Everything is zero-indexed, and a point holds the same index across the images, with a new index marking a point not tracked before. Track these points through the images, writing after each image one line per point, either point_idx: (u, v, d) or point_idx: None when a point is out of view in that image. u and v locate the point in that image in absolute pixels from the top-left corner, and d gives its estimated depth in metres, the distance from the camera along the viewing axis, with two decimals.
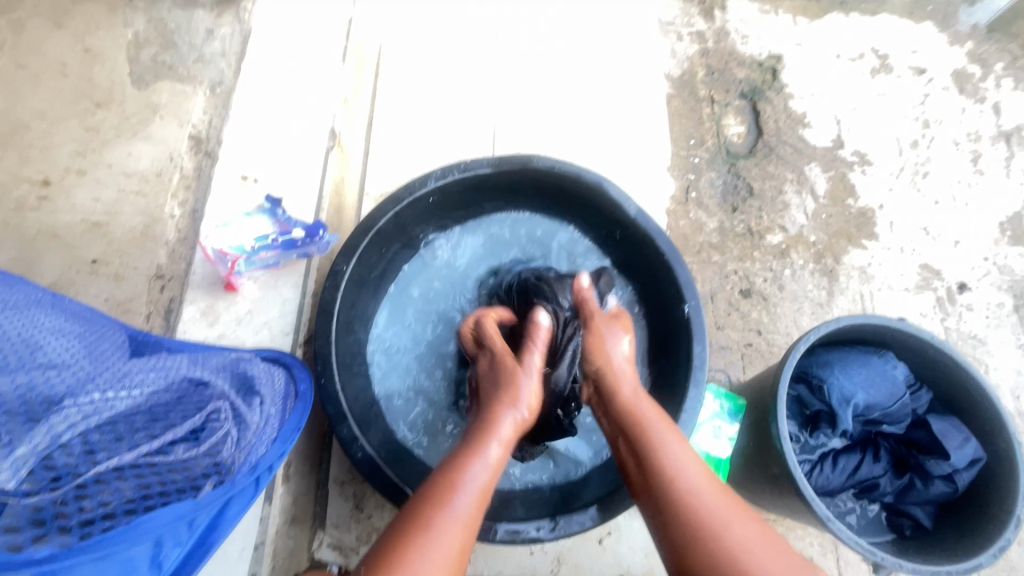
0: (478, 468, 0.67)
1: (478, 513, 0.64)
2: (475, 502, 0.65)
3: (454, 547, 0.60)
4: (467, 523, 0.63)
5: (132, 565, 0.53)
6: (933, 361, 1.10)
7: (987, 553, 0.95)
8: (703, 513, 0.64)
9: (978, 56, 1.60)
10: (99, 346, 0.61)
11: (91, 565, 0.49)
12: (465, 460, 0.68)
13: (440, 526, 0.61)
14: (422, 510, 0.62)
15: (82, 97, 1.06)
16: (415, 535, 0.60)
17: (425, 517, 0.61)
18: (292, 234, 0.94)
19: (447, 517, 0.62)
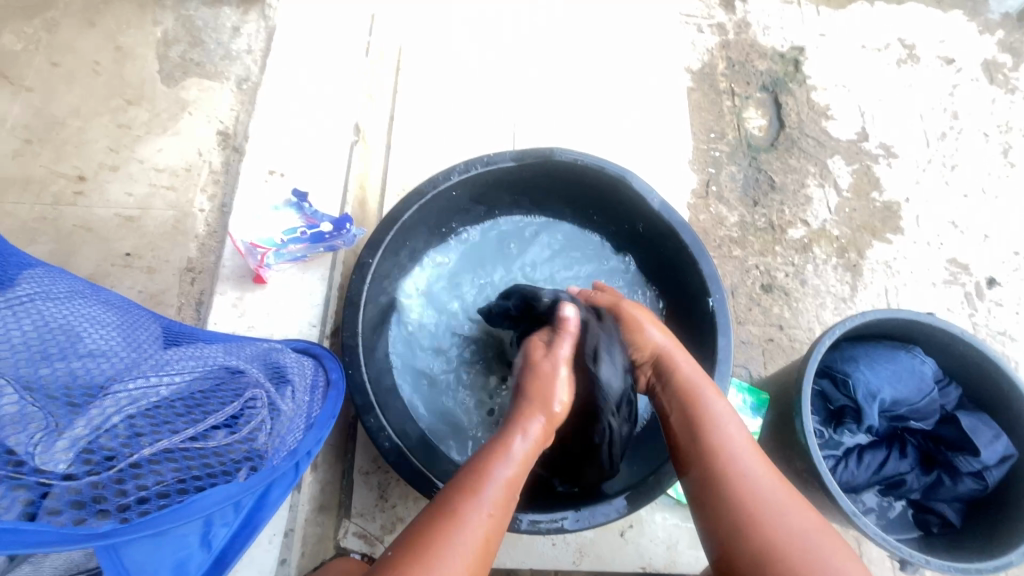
0: (503, 470, 0.67)
1: (506, 514, 0.65)
2: (501, 507, 0.64)
3: (478, 543, 0.61)
4: (492, 522, 0.63)
5: (185, 543, 0.55)
6: (963, 357, 1.08)
7: (1019, 551, 0.93)
8: (753, 496, 0.65)
9: (1009, 46, 1.56)
10: (137, 339, 0.63)
11: (143, 541, 0.51)
12: (491, 462, 0.67)
13: (466, 522, 0.61)
14: (453, 500, 0.63)
15: (114, 94, 1.09)
16: (446, 527, 0.60)
17: (453, 512, 0.62)
18: (321, 227, 0.96)
19: (473, 515, 0.62)
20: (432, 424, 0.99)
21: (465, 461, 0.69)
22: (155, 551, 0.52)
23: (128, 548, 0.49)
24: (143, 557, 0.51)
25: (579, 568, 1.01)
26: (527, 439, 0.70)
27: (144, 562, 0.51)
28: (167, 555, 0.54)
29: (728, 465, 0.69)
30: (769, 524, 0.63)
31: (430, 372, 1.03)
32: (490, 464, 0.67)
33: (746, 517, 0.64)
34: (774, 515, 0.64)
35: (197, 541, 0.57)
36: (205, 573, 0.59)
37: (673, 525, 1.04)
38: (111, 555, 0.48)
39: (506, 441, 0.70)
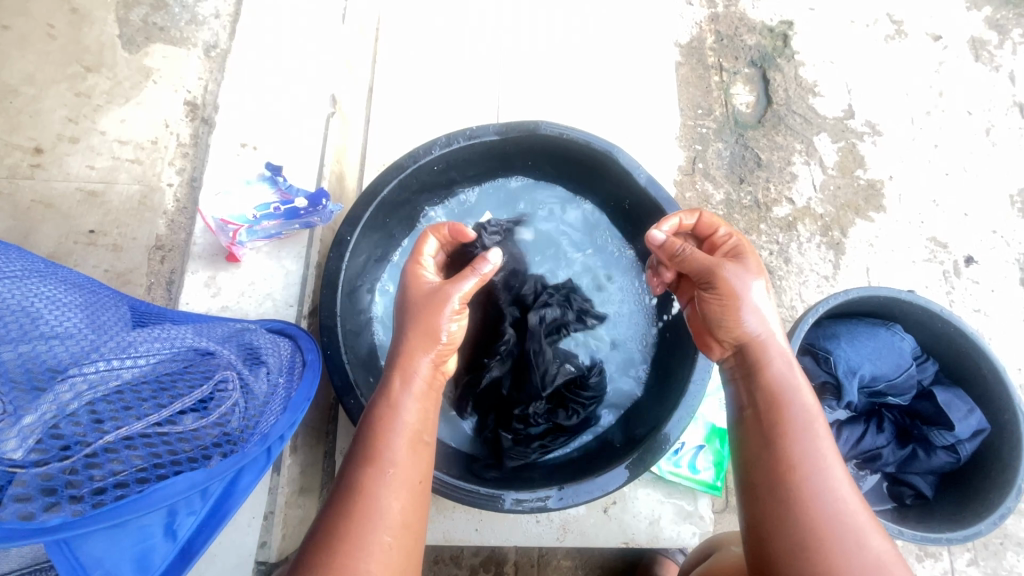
0: (393, 432, 0.63)
1: (416, 468, 0.63)
2: (405, 462, 0.62)
3: (393, 513, 0.59)
4: (402, 481, 0.61)
5: (147, 534, 0.56)
6: (941, 334, 1.09)
7: (988, 521, 0.96)
8: (827, 504, 0.62)
9: (995, 22, 1.55)
10: (99, 316, 0.59)
11: (99, 535, 0.52)
12: (383, 424, 0.64)
13: (373, 491, 0.60)
14: (354, 477, 0.61)
15: (71, 59, 1.02)
16: (354, 510, 0.58)
17: (359, 488, 0.60)
18: (295, 203, 0.91)
19: (379, 485, 0.60)
20: None
21: (356, 434, 0.65)
22: (114, 543, 0.53)
23: (84, 542, 0.52)
24: (100, 550, 0.53)
25: (563, 544, 1.02)
26: (408, 389, 0.67)
27: (101, 553, 0.53)
28: (126, 545, 0.54)
29: (813, 468, 0.64)
30: (847, 553, 0.59)
31: None
32: (378, 439, 0.63)
33: (813, 544, 0.60)
34: (856, 534, 0.60)
35: (160, 531, 0.57)
36: (172, 563, 0.58)
37: (656, 501, 1.05)
38: (66, 551, 0.51)
39: (390, 399, 0.66)
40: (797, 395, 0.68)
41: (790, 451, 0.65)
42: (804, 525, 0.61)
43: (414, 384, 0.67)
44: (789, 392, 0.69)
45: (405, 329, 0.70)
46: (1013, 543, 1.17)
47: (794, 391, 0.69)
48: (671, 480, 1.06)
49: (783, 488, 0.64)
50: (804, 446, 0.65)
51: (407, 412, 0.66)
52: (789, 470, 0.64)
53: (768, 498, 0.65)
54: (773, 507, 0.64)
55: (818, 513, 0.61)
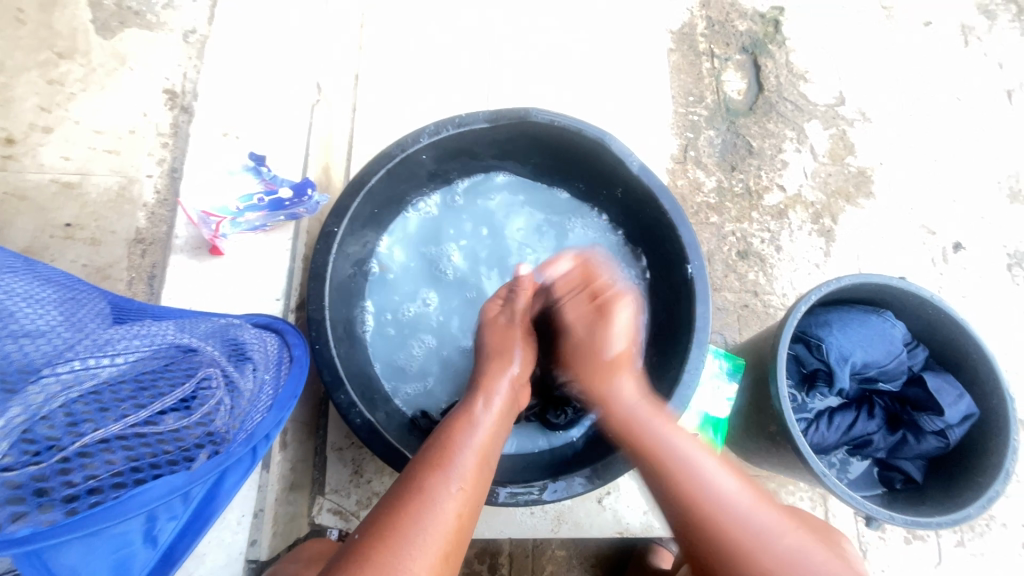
0: (465, 446, 0.68)
1: (476, 485, 0.65)
2: (471, 478, 0.65)
3: (450, 521, 0.60)
4: (465, 494, 0.63)
5: (125, 541, 0.53)
6: (932, 320, 1.10)
7: (977, 504, 0.97)
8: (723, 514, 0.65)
9: (984, 7, 1.54)
10: (75, 311, 0.57)
11: (75, 544, 0.48)
12: (457, 440, 0.68)
13: (433, 496, 0.61)
14: (417, 478, 0.63)
15: (42, 45, 0.98)
16: (412, 508, 0.60)
17: (423, 491, 0.62)
18: (279, 193, 0.89)
19: (442, 491, 0.62)
20: (394, 382, 0.97)
21: (424, 447, 0.69)
22: (91, 553, 0.49)
23: (56, 553, 0.47)
24: (74, 559, 0.49)
25: (557, 536, 1.02)
26: (489, 412, 0.74)
27: (75, 563, 0.49)
28: (104, 554, 0.51)
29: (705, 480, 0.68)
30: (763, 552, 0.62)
31: (401, 336, 1.00)
32: (448, 450, 0.67)
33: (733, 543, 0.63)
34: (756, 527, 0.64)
35: (140, 537, 0.54)
36: (154, 568, 0.56)
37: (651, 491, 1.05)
38: (37, 562, 0.46)
39: (469, 418, 0.72)
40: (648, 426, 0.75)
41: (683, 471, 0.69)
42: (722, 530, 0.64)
43: (492, 411, 0.75)
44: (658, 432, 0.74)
45: (484, 360, 0.85)
46: (997, 524, 1.19)
47: (647, 422, 0.75)
48: None
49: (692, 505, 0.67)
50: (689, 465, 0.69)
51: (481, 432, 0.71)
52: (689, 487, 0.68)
53: (680, 518, 0.67)
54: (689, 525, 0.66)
55: (718, 529, 0.64)
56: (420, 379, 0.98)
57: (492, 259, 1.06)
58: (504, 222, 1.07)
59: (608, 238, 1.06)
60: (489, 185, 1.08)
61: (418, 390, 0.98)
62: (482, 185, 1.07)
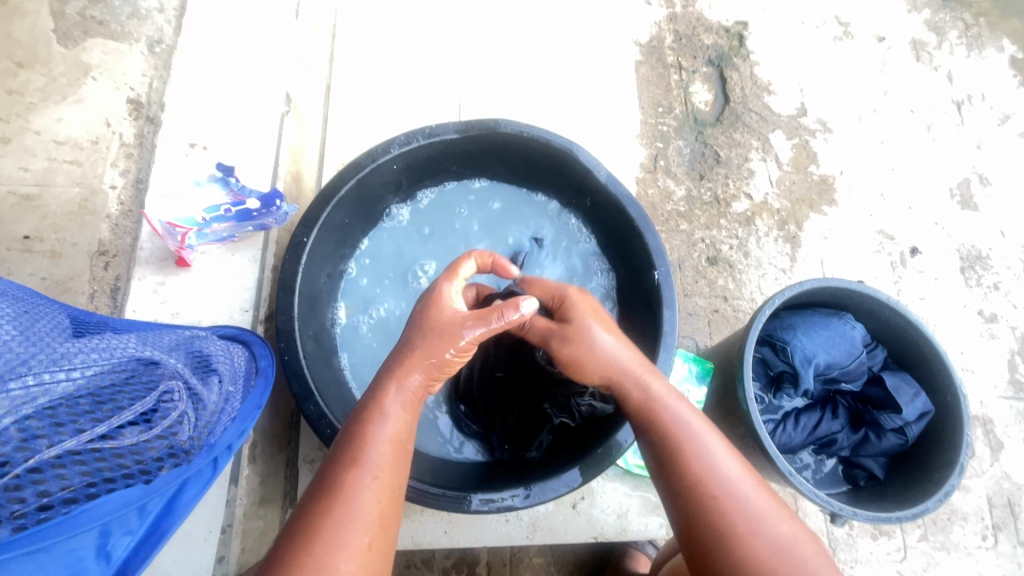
0: (378, 436, 0.62)
1: (396, 474, 0.61)
2: (387, 468, 0.60)
3: (375, 511, 0.57)
4: (382, 482, 0.59)
5: (77, 558, 0.53)
6: (889, 322, 1.14)
7: (933, 499, 1.01)
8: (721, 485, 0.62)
9: (934, 24, 1.63)
10: (32, 323, 0.55)
11: (23, 564, 0.48)
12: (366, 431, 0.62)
13: (351, 490, 0.57)
14: (335, 478, 0.58)
15: (1, 55, 0.96)
16: (330, 505, 0.56)
17: (337, 488, 0.58)
18: (246, 204, 0.88)
19: (358, 484, 0.58)
20: (363, 388, 0.96)
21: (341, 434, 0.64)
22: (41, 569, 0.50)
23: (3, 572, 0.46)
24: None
25: (532, 542, 1.02)
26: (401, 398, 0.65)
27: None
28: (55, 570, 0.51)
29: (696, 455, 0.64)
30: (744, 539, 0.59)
31: (373, 341, 1.00)
32: (362, 443, 0.61)
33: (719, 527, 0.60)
34: (753, 508, 0.61)
35: (93, 553, 0.55)
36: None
37: (623, 495, 1.06)
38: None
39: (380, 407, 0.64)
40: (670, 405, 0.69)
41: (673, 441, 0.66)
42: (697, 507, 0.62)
43: (406, 395, 0.66)
44: (655, 400, 0.70)
45: (416, 332, 0.69)
46: (958, 518, 1.24)
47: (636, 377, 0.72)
48: (638, 473, 1.07)
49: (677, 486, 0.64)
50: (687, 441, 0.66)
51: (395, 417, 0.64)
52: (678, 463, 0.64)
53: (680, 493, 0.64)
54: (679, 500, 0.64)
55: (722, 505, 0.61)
56: None
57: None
58: (475, 231, 1.08)
59: (578, 244, 1.07)
60: (459, 194, 1.08)
61: None
62: (451, 194, 1.08)
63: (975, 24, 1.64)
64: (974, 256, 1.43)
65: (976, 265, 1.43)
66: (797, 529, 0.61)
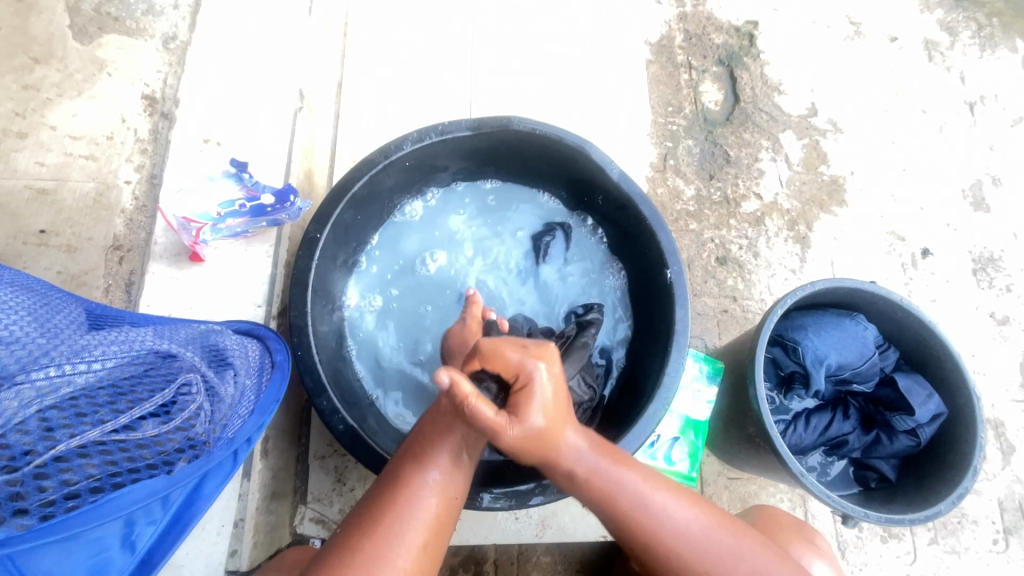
0: (444, 443, 0.67)
1: (455, 482, 0.67)
2: (451, 470, 0.66)
3: (432, 512, 0.63)
4: (444, 487, 0.65)
5: (102, 546, 0.53)
6: (902, 323, 1.13)
7: (946, 501, 1.00)
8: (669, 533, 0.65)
9: (946, 24, 1.61)
10: (48, 319, 0.55)
11: (49, 549, 0.47)
12: (434, 437, 0.68)
13: (416, 489, 0.64)
14: (397, 476, 0.66)
15: (17, 51, 0.97)
16: (397, 501, 0.63)
17: (399, 490, 0.64)
18: (261, 199, 0.90)
19: (422, 484, 0.64)
20: (372, 383, 0.97)
21: (409, 437, 0.71)
22: (66, 556, 0.49)
23: (29, 558, 0.46)
24: (49, 564, 0.48)
25: (543, 541, 1.04)
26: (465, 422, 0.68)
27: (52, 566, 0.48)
28: (79, 558, 0.51)
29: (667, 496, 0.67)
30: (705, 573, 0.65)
31: (384, 337, 1.00)
32: (428, 448, 0.67)
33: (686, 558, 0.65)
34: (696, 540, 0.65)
35: (118, 542, 0.54)
36: (131, 573, 0.57)
37: None
38: (11, 566, 0.45)
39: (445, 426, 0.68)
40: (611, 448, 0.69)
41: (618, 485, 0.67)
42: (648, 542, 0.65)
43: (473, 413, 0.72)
44: (633, 439, 0.69)
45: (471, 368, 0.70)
46: (969, 521, 1.23)
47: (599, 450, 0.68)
48: None
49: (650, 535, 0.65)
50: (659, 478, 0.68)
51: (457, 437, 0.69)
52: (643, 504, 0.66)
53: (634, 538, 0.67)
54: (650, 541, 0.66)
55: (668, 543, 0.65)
56: (400, 381, 0.98)
57: (475, 265, 1.06)
58: (486, 229, 1.08)
59: (589, 242, 1.07)
60: (471, 193, 1.09)
61: (396, 392, 0.97)
62: (463, 193, 1.08)
63: (988, 25, 1.63)
64: (986, 258, 1.42)
65: (988, 267, 1.41)
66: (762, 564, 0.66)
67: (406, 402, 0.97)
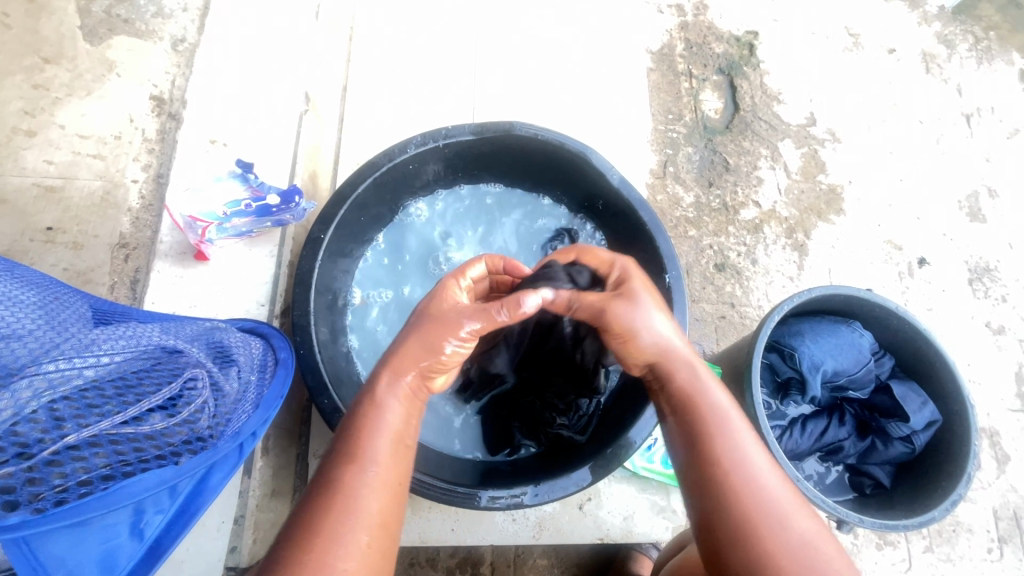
0: (377, 433, 0.61)
1: (398, 471, 0.60)
2: (387, 462, 0.60)
3: (376, 513, 0.56)
4: (382, 483, 0.58)
5: (113, 532, 0.55)
6: (898, 331, 1.14)
7: (940, 507, 1.01)
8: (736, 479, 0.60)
9: (944, 37, 1.63)
10: (56, 313, 0.56)
11: (61, 535, 0.50)
12: (365, 426, 0.61)
13: (352, 489, 0.56)
14: (332, 473, 0.58)
15: (28, 50, 0.98)
16: (325, 511, 0.55)
17: (335, 490, 0.56)
18: (267, 200, 0.91)
19: (357, 485, 0.57)
20: None
21: (339, 433, 0.62)
22: (77, 543, 0.51)
23: (43, 541, 0.49)
24: (60, 550, 0.50)
25: (538, 542, 1.03)
26: (395, 392, 0.64)
27: (62, 554, 0.50)
28: (89, 545, 0.53)
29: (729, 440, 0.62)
30: (775, 535, 0.57)
31: (385, 336, 1.01)
32: (359, 441, 0.60)
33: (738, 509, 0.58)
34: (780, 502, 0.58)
35: (126, 531, 0.56)
36: (138, 563, 0.58)
37: (630, 497, 1.07)
38: (26, 551, 0.48)
39: (376, 402, 0.63)
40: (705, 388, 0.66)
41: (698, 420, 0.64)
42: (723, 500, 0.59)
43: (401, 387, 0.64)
44: (692, 385, 0.66)
45: (418, 326, 0.67)
46: (963, 529, 1.24)
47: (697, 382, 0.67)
48: (645, 476, 1.07)
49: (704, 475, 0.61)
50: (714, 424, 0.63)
51: (393, 411, 0.63)
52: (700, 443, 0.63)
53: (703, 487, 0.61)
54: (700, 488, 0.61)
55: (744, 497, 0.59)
56: None
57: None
58: (486, 231, 1.09)
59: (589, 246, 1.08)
60: (472, 195, 1.10)
61: None
62: (464, 195, 1.09)
63: (984, 38, 1.65)
64: (982, 268, 1.44)
65: (984, 277, 1.43)
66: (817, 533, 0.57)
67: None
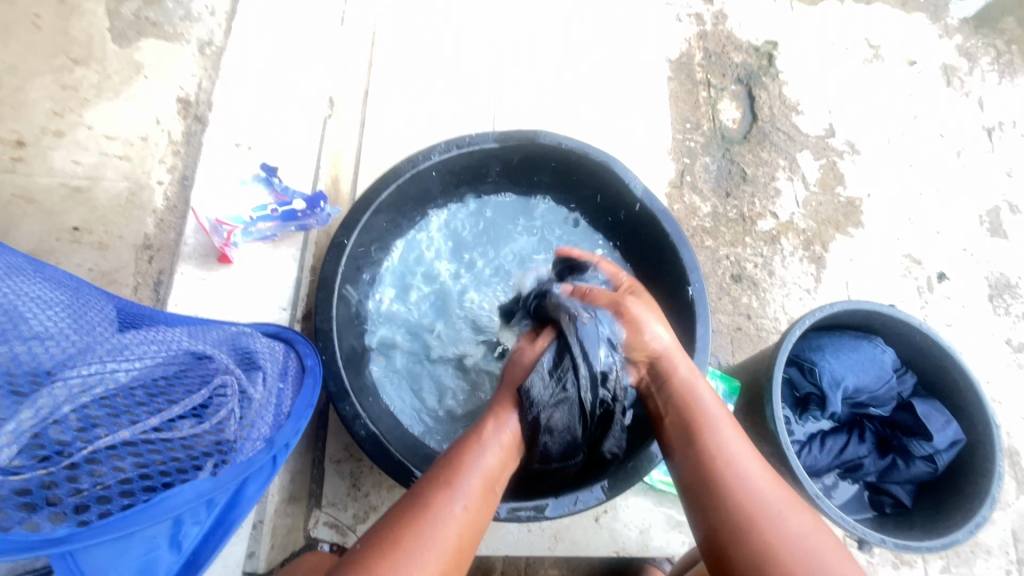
0: (472, 468, 0.68)
1: (479, 513, 0.66)
2: (476, 499, 0.66)
3: (452, 544, 0.61)
4: (468, 517, 0.64)
5: (154, 544, 0.53)
6: (921, 348, 1.13)
7: (964, 530, 0.99)
8: (745, 481, 0.66)
9: (965, 50, 1.62)
10: (87, 317, 0.56)
11: (105, 547, 0.49)
12: (467, 459, 0.69)
13: (440, 515, 0.62)
14: (426, 496, 0.64)
15: (58, 51, 0.98)
16: (422, 516, 0.62)
17: (427, 511, 0.62)
18: (293, 204, 0.92)
19: (448, 511, 0.63)
20: (389, 388, 0.97)
21: (436, 462, 0.70)
22: (119, 555, 0.50)
23: (87, 552, 0.48)
24: (103, 561, 0.49)
25: (553, 554, 1.02)
26: (500, 436, 0.73)
27: (104, 566, 0.49)
28: (133, 555, 0.52)
29: (718, 446, 0.70)
30: (772, 531, 0.62)
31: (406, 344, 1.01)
32: (457, 476, 0.67)
33: (738, 501, 0.65)
34: (777, 509, 0.64)
35: (166, 542, 0.55)
36: (177, 573, 0.57)
37: (646, 510, 1.06)
38: (71, 562, 0.47)
39: (482, 440, 0.72)
40: (699, 395, 0.76)
41: (703, 438, 0.71)
42: (731, 506, 0.65)
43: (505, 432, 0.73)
44: (689, 387, 0.76)
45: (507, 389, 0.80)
46: (982, 551, 1.21)
47: (693, 384, 0.77)
48: (662, 489, 1.06)
49: (708, 480, 0.68)
50: (710, 433, 0.71)
51: (490, 453, 0.71)
52: (706, 461, 0.69)
53: (707, 514, 0.66)
54: (706, 498, 0.67)
55: (747, 506, 0.64)
56: (421, 386, 0.99)
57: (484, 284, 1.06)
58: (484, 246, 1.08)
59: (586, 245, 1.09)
60: (461, 213, 1.08)
61: (415, 396, 0.98)
62: (453, 213, 1.08)
63: (1006, 51, 1.63)
64: (1002, 285, 1.42)
65: (1004, 293, 1.41)
66: (818, 527, 0.63)
67: (442, 428, 0.96)
